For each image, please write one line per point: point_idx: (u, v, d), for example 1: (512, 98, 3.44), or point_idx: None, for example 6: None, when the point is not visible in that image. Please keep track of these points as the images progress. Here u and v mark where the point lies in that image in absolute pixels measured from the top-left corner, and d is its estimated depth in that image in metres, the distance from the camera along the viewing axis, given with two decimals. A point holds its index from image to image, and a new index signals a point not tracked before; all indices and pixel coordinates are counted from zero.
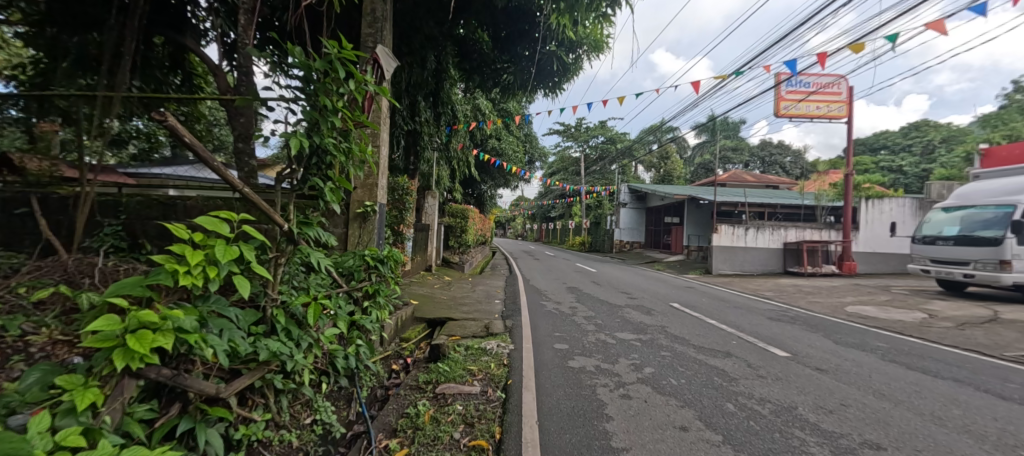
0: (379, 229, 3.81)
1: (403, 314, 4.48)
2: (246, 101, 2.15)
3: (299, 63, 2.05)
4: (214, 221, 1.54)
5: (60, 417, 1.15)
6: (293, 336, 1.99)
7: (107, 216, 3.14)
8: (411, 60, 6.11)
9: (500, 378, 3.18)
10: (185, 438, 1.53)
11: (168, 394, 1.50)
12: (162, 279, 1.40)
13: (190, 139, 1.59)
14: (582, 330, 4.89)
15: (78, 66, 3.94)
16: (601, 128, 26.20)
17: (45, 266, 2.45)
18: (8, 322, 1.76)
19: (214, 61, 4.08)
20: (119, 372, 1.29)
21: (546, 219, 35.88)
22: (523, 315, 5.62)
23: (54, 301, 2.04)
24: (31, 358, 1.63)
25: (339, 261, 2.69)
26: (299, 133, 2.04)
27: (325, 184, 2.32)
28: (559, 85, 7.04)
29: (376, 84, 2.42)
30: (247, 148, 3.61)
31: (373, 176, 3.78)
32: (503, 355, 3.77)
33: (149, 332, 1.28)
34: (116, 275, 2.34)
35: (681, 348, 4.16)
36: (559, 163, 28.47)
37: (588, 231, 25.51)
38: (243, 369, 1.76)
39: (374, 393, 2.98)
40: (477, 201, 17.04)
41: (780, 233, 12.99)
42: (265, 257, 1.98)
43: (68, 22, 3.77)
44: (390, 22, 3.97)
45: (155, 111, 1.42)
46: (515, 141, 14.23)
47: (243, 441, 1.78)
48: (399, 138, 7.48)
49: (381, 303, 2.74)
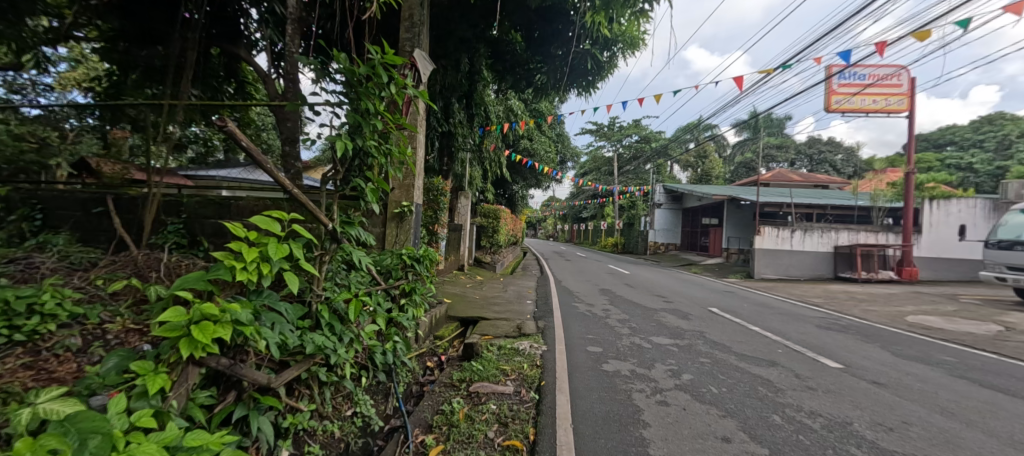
0: (415, 229, 3.90)
1: (437, 312, 4.56)
2: (295, 106, 2.25)
3: (343, 69, 2.11)
4: (267, 220, 1.61)
5: (135, 399, 1.25)
6: (336, 331, 2.08)
7: (170, 215, 3.44)
8: (446, 63, 6.21)
9: (534, 379, 3.17)
10: (239, 424, 1.62)
11: (225, 382, 1.59)
12: (221, 275, 1.49)
13: (247, 143, 1.71)
14: (615, 333, 4.80)
15: (146, 77, 4.34)
16: (634, 127, 25.54)
17: (120, 261, 2.70)
18: (89, 311, 1.96)
19: (263, 69, 4.32)
20: (184, 360, 1.37)
21: (578, 220, 35.42)
22: (556, 317, 5.58)
23: (127, 293, 2.26)
24: (108, 344, 1.81)
25: (378, 260, 2.77)
26: (344, 136, 2.13)
27: (366, 185, 2.38)
28: (593, 84, 6.93)
29: (416, 87, 2.47)
30: (293, 151, 3.81)
31: (410, 177, 3.87)
32: (536, 356, 3.75)
33: (210, 323, 1.36)
34: (179, 270, 2.58)
35: (722, 355, 3.99)
36: (591, 163, 28.01)
37: (622, 232, 24.92)
38: (291, 361, 1.85)
39: (410, 389, 3.08)
40: (507, 202, 17.07)
41: (830, 236, 12.19)
42: (311, 255, 2.07)
43: (138, 37, 4.12)
44: (427, 26, 4.06)
45: (216, 117, 1.53)
46: (546, 141, 14.13)
47: (290, 429, 1.86)
48: (433, 139, 7.63)
49: (417, 301, 2.83)
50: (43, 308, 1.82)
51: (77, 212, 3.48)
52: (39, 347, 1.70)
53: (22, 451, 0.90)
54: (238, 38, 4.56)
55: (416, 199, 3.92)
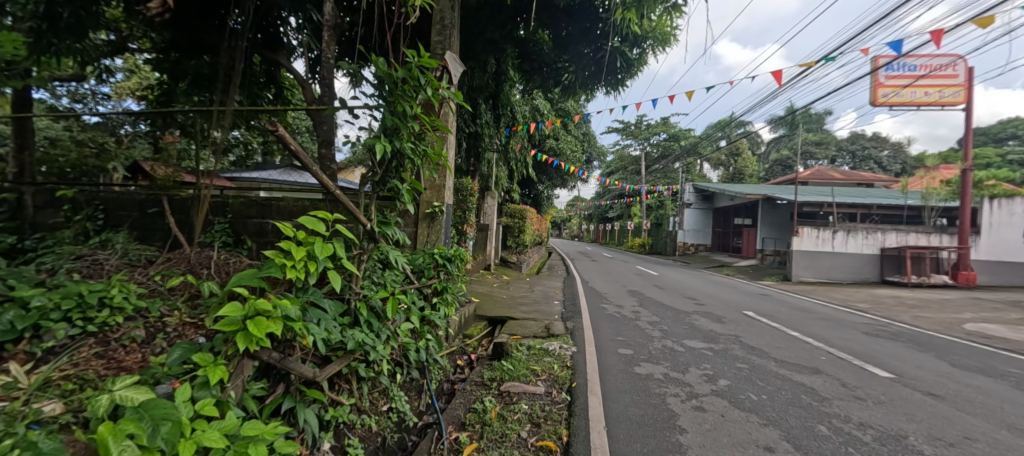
0: (446, 229, 3.96)
1: (466, 311, 4.61)
2: (335, 109, 2.34)
3: (381, 73, 2.17)
4: (313, 221, 1.68)
5: (198, 389, 1.33)
6: (374, 328, 2.15)
7: (217, 215, 3.64)
8: (474, 65, 6.26)
9: (565, 380, 3.15)
10: (287, 416, 1.69)
11: (275, 375, 1.67)
12: (273, 273, 1.55)
13: (294, 147, 1.92)
14: (646, 335, 4.70)
15: (194, 85, 4.60)
16: (663, 125, 24.92)
17: (174, 258, 2.87)
18: (150, 304, 2.10)
19: (301, 75, 4.50)
20: (240, 353, 1.45)
21: (604, 220, 34.95)
22: (584, 317, 5.52)
23: (183, 288, 2.41)
24: (168, 336, 1.95)
25: (411, 258, 2.83)
26: (382, 139, 2.20)
27: (402, 186, 2.43)
28: (622, 82, 6.82)
29: (450, 89, 2.51)
30: (330, 154, 3.95)
31: (441, 178, 3.93)
32: (566, 356, 3.73)
33: (264, 318, 1.43)
34: (227, 268, 2.73)
35: (761, 361, 3.83)
36: (617, 162, 27.55)
37: (649, 233, 24.38)
38: (332, 356, 1.92)
39: (441, 386, 3.13)
40: (533, 202, 17.03)
41: (876, 237, 11.50)
42: (351, 254, 2.15)
43: (188, 47, 4.34)
44: (458, 28, 4.11)
45: (267, 123, 1.73)
46: (573, 140, 14.00)
47: (332, 422, 1.92)
48: (461, 140, 7.72)
49: (449, 300, 2.88)
50: (112, 301, 1.97)
51: (135, 212, 3.73)
52: (108, 338, 1.84)
53: (105, 435, 0.98)
54: (278, 45, 4.76)
55: (446, 199, 3.98)
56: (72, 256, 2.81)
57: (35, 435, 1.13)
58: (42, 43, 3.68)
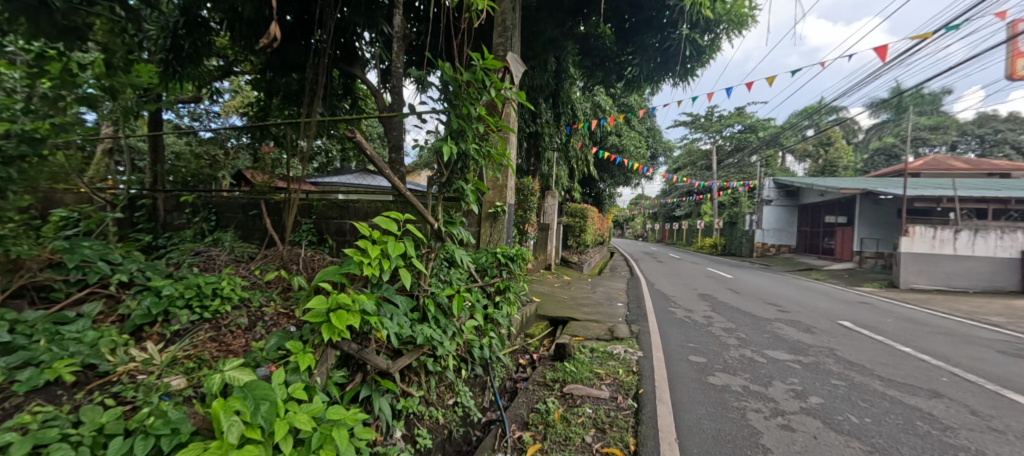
0: (508, 229, 4.00)
1: (528, 310, 4.63)
2: (405, 116, 2.48)
3: (448, 77, 2.25)
4: (386, 221, 1.78)
5: (291, 374, 1.47)
6: (441, 324, 2.23)
7: (304, 217, 4.05)
8: (535, 64, 6.23)
9: (631, 386, 3.02)
10: (364, 403, 1.81)
11: (353, 364, 1.80)
12: (352, 269, 1.68)
13: (370, 152, 2.05)
14: (721, 343, 4.37)
15: (285, 101, 5.11)
16: (737, 115, 23.00)
17: (270, 255, 3.22)
18: (252, 295, 2.37)
19: (374, 85, 4.82)
20: (324, 343, 1.58)
21: (671, 219, 33.16)
22: (650, 321, 5.28)
23: (277, 282, 2.70)
24: (266, 324, 2.20)
25: (475, 258, 2.90)
26: (448, 141, 2.27)
27: (467, 187, 2.49)
28: (692, 71, 6.39)
29: (513, 89, 2.52)
30: (399, 158, 4.19)
31: (503, 178, 3.97)
32: (632, 361, 3.58)
33: (345, 311, 1.55)
34: (313, 264, 3.02)
35: (862, 379, 3.38)
36: (685, 157, 25.98)
37: (722, 232, 22.68)
38: (403, 349, 2.03)
39: (504, 384, 3.19)
40: (594, 201, 16.63)
41: (1013, 238, 9.72)
42: (420, 252, 2.25)
43: (280, 67, 4.84)
44: (519, 29, 4.13)
45: (347, 131, 1.87)
46: (636, 136, 13.45)
47: (403, 412, 2.03)
48: (521, 141, 7.77)
49: (511, 299, 2.91)
50: (222, 292, 2.26)
51: (239, 214, 4.25)
52: (219, 324, 2.12)
53: (218, 410, 1.13)
54: (354, 58, 5.13)
55: (508, 199, 4.01)
56: (192, 252, 3.27)
57: (165, 405, 1.32)
58: (170, 72, 4.33)
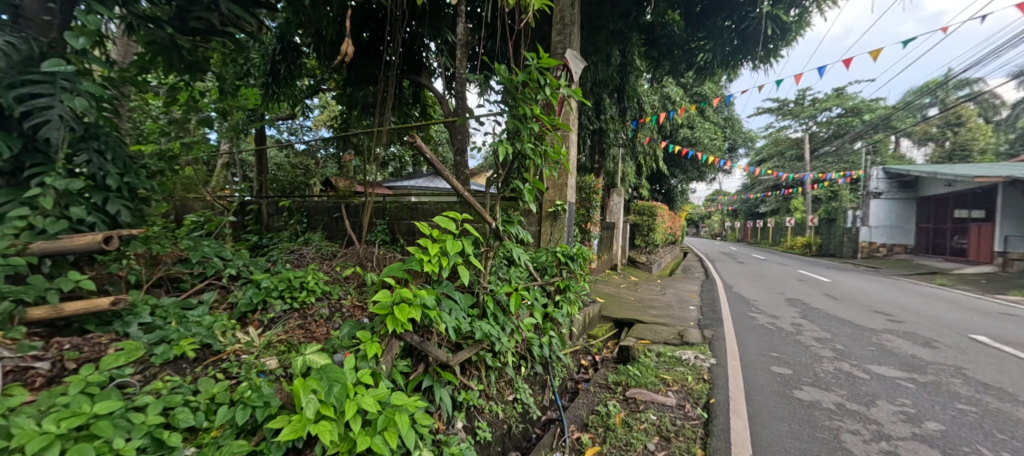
0: (569, 228, 3.96)
1: (591, 311, 4.55)
2: (465, 119, 2.58)
3: (504, 79, 2.30)
4: (445, 219, 1.87)
5: (361, 360, 1.61)
6: (500, 321, 2.28)
7: (378, 219, 4.39)
8: (598, 59, 6.08)
9: (700, 394, 2.84)
10: (427, 392, 1.93)
11: (417, 355, 1.92)
12: (413, 265, 1.79)
13: (431, 156, 2.16)
14: (811, 354, 3.93)
15: (362, 112, 5.56)
16: (833, 98, 20.40)
17: (349, 253, 3.53)
18: (332, 289, 2.62)
19: (439, 91, 5.05)
20: (389, 334, 1.70)
21: (755, 216, 30.33)
22: (725, 326, 4.91)
23: (354, 278, 2.95)
24: (344, 315, 2.42)
25: (534, 257, 2.93)
26: (504, 142, 2.32)
27: (524, 186, 2.51)
28: (775, 52, 5.81)
29: (569, 86, 2.49)
30: (463, 160, 4.35)
31: (564, 176, 3.94)
32: (703, 368, 3.36)
33: (407, 305, 1.66)
34: (385, 262, 3.26)
35: (999, 405, 2.84)
36: (770, 148, 23.65)
37: (816, 230, 20.28)
38: (464, 344, 2.11)
39: (565, 384, 3.18)
40: (665, 198, 15.81)
41: None
42: (479, 251, 2.33)
43: (357, 81, 5.29)
44: (578, 24, 4.06)
45: (409, 136, 2.01)
46: (712, 127, 12.51)
47: (463, 403, 2.11)
48: (585, 138, 7.62)
49: (572, 299, 2.87)
50: (308, 286, 2.52)
51: (325, 217, 4.71)
52: (305, 313, 2.38)
53: (298, 388, 1.28)
54: (421, 68, 5.43)
55: (569, 198, 3.97)
56: (287, 250, 3.71)
57: (260, 381, 1.53)
58: (269, 92, 4.93)
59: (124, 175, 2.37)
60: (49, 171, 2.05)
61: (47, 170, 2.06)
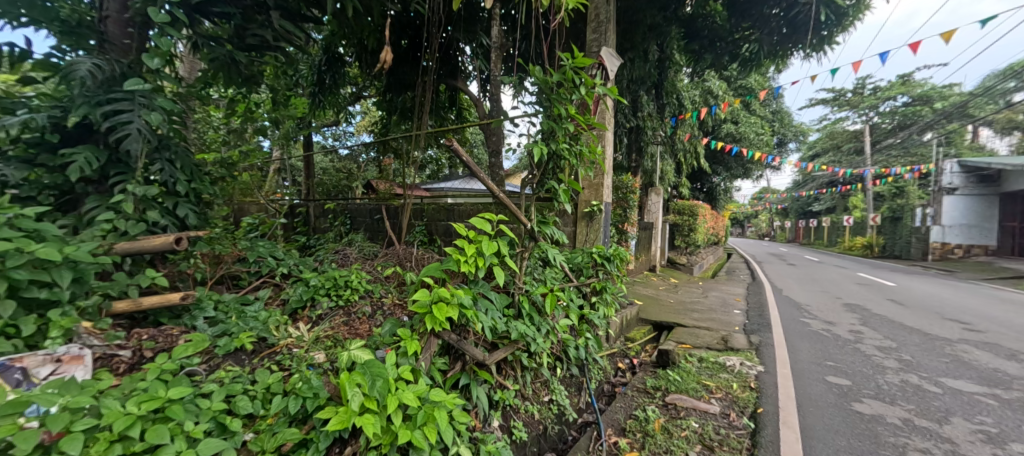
0: (606, 228, 3.89)
1: (629, 313, 4.45)
2: (500, 121, 2.61)
3: (538, 80, 2.32)
4: (481, 220, 1.90)
5: (401, 357, 1.67)
6: (535, 322, 2.29)
7: (417, 220, 4.53)
8: (634, 55, 5.93)
9: (747, 402, 2.71)
10: (464, 390, 1.96)
11: (454, 354, 1.96)
12: (451, 266, 1.84)
13: (467, 159, 2.21)
14: (872, 364, 3.64)
15: (401, 117, 5.76)
16: (898, 85, 18.75)
17: (390, 253, 3.66)
18: (374, 288, 2.73)
19: (475, 94, 5.12)
20: (428, 332, 1.76)
21: (807, 215, 28.43)
22: (774, 331, 4.64)
23: (394, 277, 3.06)
24: (385, 313, 2.52)
25: (570, 258, 2.91)
26: (540, 142, 2.33)
27: (559, 186, 2.50)
28: (829, 39, 5.43)
29: (605, 85, 2.46)
30: (498, 162, 4.40)
31: (599, 176, 3.88)
32: (749, 375, 3.21)
33: (444, 304, 1.70)
34: (423, 262, 3.35)
35: None
36: (824, 142, 22.10)
37: (877, 230, 18.72)
38: (499, 343, 2.14)
39: (602, 387, 3.14)
40: (708, 197, 15.17)
41: None
42: (514, 251, 2.35)
43: (397, 87, 5.48)
44: (614, 21, 3.99)
45: (446, 140, 2.07)
46: (759, 122, 11.86)
47: (499, 403, 2.14)
48: (621, 137, 7.47)
49: (608, 301, 2.82)
50: (353, 284, 2.65)
51: (367, 218, 4.91)
52: (350, 311, 2.49)
53: (344, 381, 1.35)
54: (457, 72, 5.54)
55: (606, 198, 3.90)
56: (333, 250, 3.90)
57: (310, 374, 1.62)
58: (316, 101, 5.22)
59: (191, 182, 2.60)
60: (130, 179, 2.29)
61: (128, 178, 2.30)
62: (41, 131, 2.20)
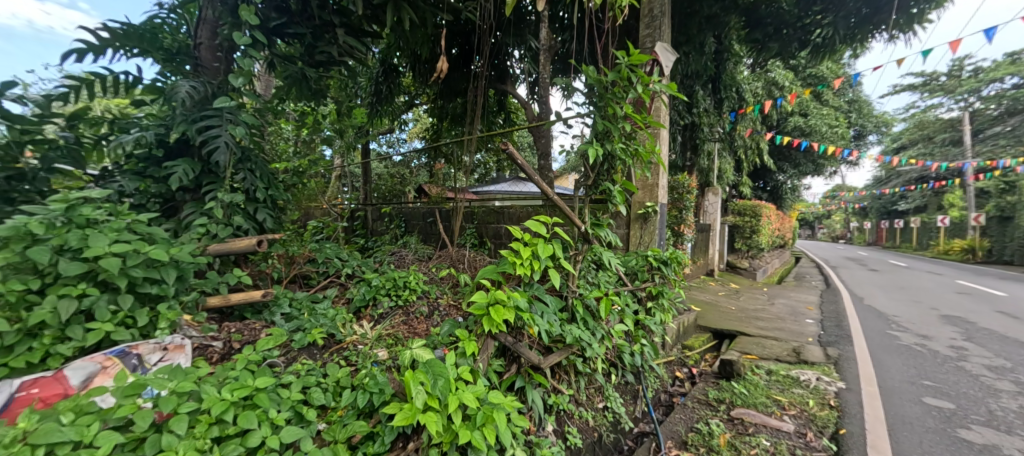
0: (661, 231, 3.74)
1: (686, 319, 4.24)
2: (552, 122, 2.60)
3: (593, 80, 2.28)
4: (535, 223, 1.90)
5: (460, 358, 1.70)
6: (590, 326, 2.24)
7: (468, 223, 4.62)
8: (690, 49, 5.65)
9: (826, 422, 2.46)
10: (519, 393, 1.97)
11: (509, 356, 1.97)
12: (507, 268, 1.85)
13: (521, 162, 2.21)
14: (981, 385, 3.18)
15: (452, 123, 5.93)
16: (1007, 64, 16.28)
17: (443, 255, 3.76)
18: (429, 289, 2.81)
19: (523, 97, 5.17)
20: (484, 334, 1.78)
21: (891, 215, 25.48)
22: (855, 344, 4.20)
23: (448, 278, 3.14)
24: (440, 313, 2.59)
25: (624, 261, 2.83)
26: (594, 143, 2.28)
27: (614, 188, 2.44)
28: (919, 18, 4.84)
29: (663, 81, 2.36)
30: (547, 164, 4.39)
31: (654, 176, 3.74)
32: (826, 391, 2.92)
33: (501, 307, 1.72)
34: (475, 264, 3.42)
35: None
36: (911, 132, 19.71)
37: (981, 231, 16.36)
38: (554, 347, 2.12)
39: (659, 397, 3.01)
40: (772, 196, 14.10)
41: None
42: (568, 254, 2.32)
43: (448, 94, 5.65)
44: (669, 14, 3.84)
45: (500, 143, 2.09)
46: (832, 113, 10.83)
47: (553, 407, 2.12)
48: (675, 134, 7.15)
49: (665, 306, 2.70)
50: (410, 285, 2.75)
51: (421, 221, 5.09)
52: (408, 310, 2.59)
53: (409, 379, 1.41)
54: (506, 76, 5.61)
55: (661, 198, 3.75)
56: (389, 252, 4.09)
57: (375, 370, 1.70)
58: (374, 110, 5.52)
59: (268, 188, 2.84)
60: (219, 187, 2.55)
61: (218, 187, 2.56)
62: (149, 147, 2.52)
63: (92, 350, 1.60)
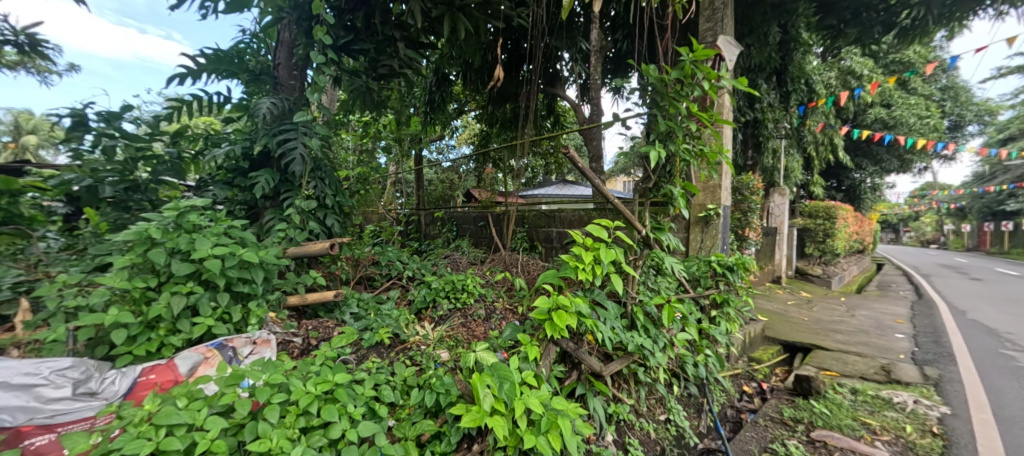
0: (725, 235, 3.52)
1: (753, 329, 3.95)
2: (609, 123, 2.54)
3: (654, 79, 2.20)
4: (597, 227, 1.86)
5: (522, 362, 1.71)
6: (652, 334, 2.16)
7: (519, 227, 4.64)
8: (753, 41, 5.30)
9: (929, 452, 2.17)
10: (580, 400, 1.94)
11: (570, 361, 1.95)
12: (568, 273, 1.83)
13: (580, 165, 2.18)
14: None
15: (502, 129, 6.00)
16: None
17: (495, 259, 3.81)
18: (485, 292, 2.85)
19: (573, 99, 5.10)
20: (546, 339, 1.77)
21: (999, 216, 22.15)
22: (960, 364, 3.68)
23: (501, 282, 3.17)
24: (495, 316, 2.62)
25: (686, 266, 2.69)
26: (657, 144, 2.20)
27: (676, 190, 2.33)
28: None
29: (730, 76, 2.22)
30: (599, 167, 4.30)
31: (716, 177, 3.53)
32: (927, 416, 2.58)
33: (563, 312, 1.70)
34: (528, 268, 3.41)
35: None
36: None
37: None
38: (614, 354, 2.07)
39: (725, 412, 2.82)
40: (848, 197, 12.81)
41: None
42: (627, 258, 2.25)
43: (499, 100, 5.74)
44: (731, 6, 3.63)
45: (560, 146, 2.08)
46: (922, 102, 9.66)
47: (613, 416, 2.06)
48: (736, 132, 6.73)
49: (732, 315, 2.54)
50: (465, 288, 2.80)
51: (472, 225, 5.19)
52: (466, 313, 2.64)
53: (476, 381, 1.44)
54: (557, 79, 5.59)
55: (724, 200, 3.53)
56: (443, 256, 4.20)
57: (440, 371, 1.75)
58: (428, 119, 5.73)
59: (337, 195, 3.04)
60: (296, 195, 2.77)
61: (295, 194, 2.78)
62: (237, 159, 2.79)
63: (196, 342, 1.80)
